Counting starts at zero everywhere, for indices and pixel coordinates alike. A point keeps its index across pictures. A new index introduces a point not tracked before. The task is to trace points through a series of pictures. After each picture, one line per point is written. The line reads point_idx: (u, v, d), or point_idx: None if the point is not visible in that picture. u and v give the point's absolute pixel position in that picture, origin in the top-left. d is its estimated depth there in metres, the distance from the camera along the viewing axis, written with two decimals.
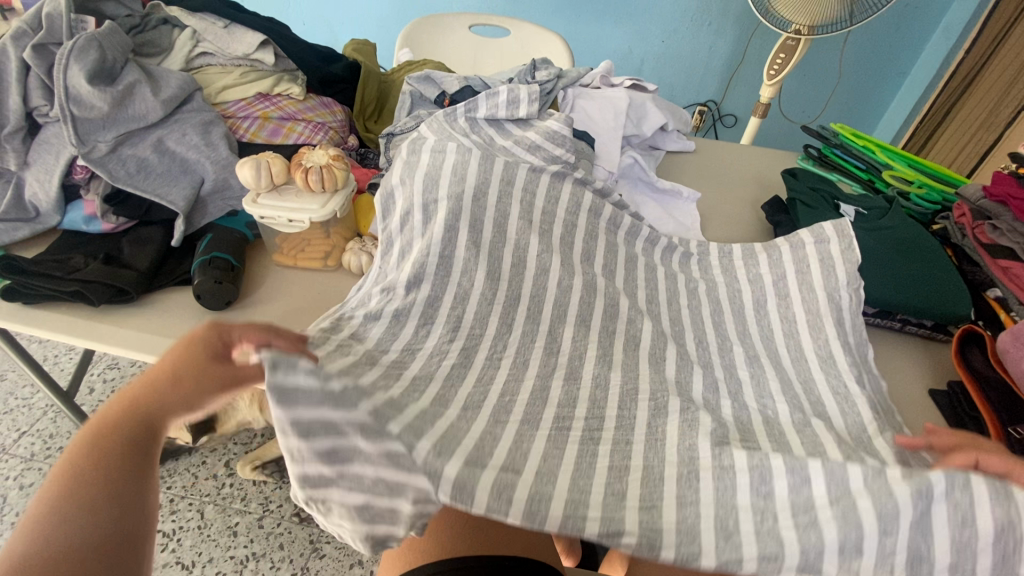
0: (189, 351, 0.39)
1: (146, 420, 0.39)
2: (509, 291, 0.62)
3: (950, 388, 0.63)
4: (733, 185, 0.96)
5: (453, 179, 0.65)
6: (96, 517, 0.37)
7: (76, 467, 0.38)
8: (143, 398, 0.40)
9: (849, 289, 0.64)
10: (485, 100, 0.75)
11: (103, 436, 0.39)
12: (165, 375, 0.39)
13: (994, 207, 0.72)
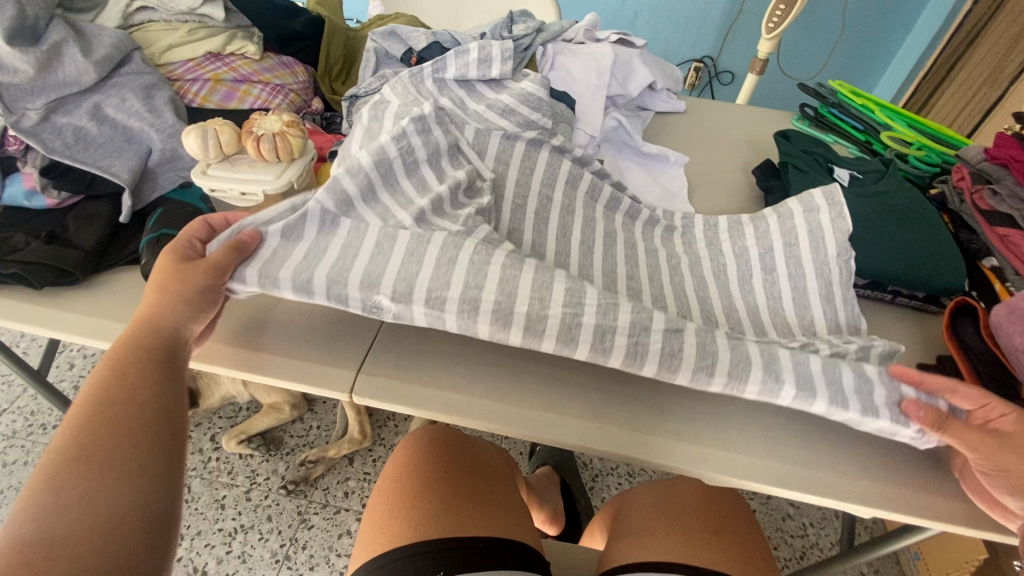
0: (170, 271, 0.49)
1: (145, 362, 0.46)
2: (463, 292, 0.49)
3: (940, 364, 0.60)
4: (723, 148, 0.91)
5: (413, 182, 0.56)
6: (113, 463, 0.41)
7: (81, 431, 0.42)
8: (139, 352, 0.46)
9: (838, 261, 0.62)
10: (454, 59, 0.69)
11: (108, 401, 0.43)
12: (158, 303, 0.48)
13: (995, 170, 0.68)
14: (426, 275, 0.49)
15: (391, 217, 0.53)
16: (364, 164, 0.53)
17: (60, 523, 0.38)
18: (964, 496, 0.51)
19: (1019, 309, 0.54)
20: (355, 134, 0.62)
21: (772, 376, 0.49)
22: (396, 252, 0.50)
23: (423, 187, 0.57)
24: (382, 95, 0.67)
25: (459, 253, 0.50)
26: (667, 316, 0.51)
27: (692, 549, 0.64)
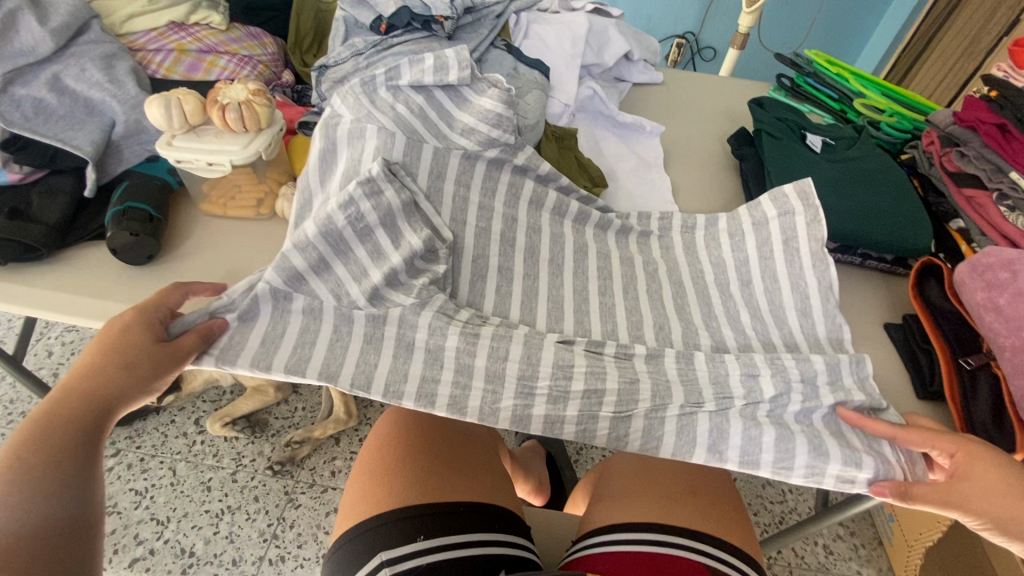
0: (125, 333, 0.46)
1: (70, 432, 0.42)
2: (420, 385, 0.50)
3: (904, 321, 0.61)
4: (700, 118, 0.91)
5: (366, 249, 0.54)
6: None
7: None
8: (70, 418, 0.43)
9: (813, 275, 0.62)
10: (408, 68, 0.63)
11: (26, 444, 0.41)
12: (100, 365, 0.45)
13: (962, 133, 0.68)
14: (386, 366, 0.50)
15: (344, 293, 0.52)
16: (311, 237, 0.52)
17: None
18: None
19: (981, 265, 0.54)
20: (312, 151, 0.59)
21: (716, 454, 0.49)
22: (355, 338, 0.51)
23: (378, 256, 0.54)
24: (333, 109, 0.62)
25: (416, 332, 0.51)
26: (620, 397, 0.51)
27: (670, 510, 0.65)
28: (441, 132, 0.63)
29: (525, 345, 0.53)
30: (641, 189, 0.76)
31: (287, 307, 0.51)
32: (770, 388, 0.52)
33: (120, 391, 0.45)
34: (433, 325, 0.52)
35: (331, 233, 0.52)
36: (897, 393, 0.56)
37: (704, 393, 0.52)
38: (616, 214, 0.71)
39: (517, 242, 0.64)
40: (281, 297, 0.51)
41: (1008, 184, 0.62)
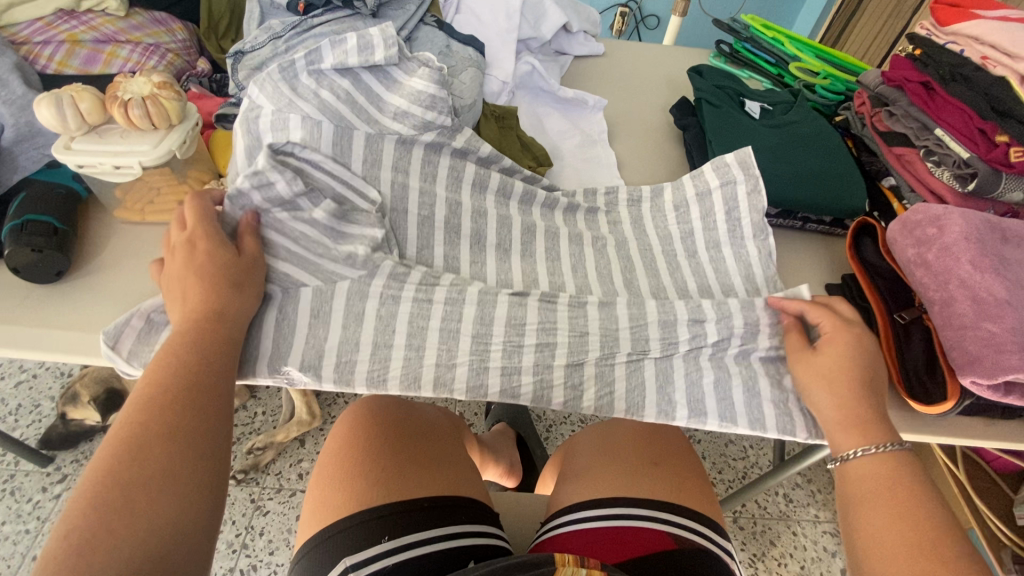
0: (218, 257, 0.48)
1: (206, 339, 0.45)
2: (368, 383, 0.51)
3: (844, 282, 0.62)
4: (643, 88, 0.90)
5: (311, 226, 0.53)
6: (170, 422, 0.39)
7: (143, 398, 0.40)
8: (197, 338, 0.44)
9: (755, 241, 0.63)
10: (329, 49, 0.59)
11: (170, 361, 0.42)
12: (207, 284, 0.47)
13: (891, 93, 0.69)
14: (335, 340, 0.51)
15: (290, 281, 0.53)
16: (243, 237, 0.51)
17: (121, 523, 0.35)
18: None
19: (910, 223, 0.55)
20: (237, 149, 0.57)
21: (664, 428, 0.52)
22: (301, 315, 0.52)
23: (312, 238, 0.53)
24: (250, 100, 0.58)
25: (365, 303, 0.53)
26: (567, 379, 0.53)
27: (631, 483, 0.66)
28: (372, 117, 0.60)
29: (479, 305, 0.54)
30: (585, 164, 0.75)
31: None
32: (714, 332, 0.54)
33: (235, 305, 0.48)
34: (377, 333, 0.52)
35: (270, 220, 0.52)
36: None
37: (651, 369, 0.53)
38: (562, 192, 0.70)
39: (461, 228, 0.62)
40: None
41: (932, 142, 0.63)
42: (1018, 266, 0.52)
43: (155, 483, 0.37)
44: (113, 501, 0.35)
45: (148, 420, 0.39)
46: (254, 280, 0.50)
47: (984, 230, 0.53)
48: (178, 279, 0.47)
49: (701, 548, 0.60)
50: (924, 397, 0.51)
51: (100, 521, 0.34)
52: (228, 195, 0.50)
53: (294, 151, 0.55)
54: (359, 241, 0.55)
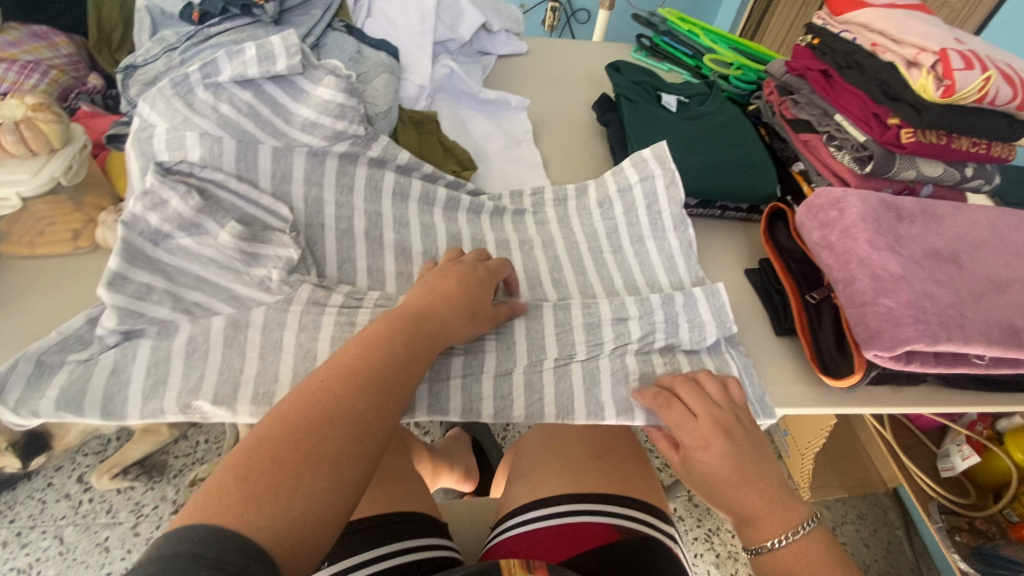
0: (459, 278, 0.52)
1: (424, 348, 0.45)
2: None
3: (761, 266, 0.65)
4: (567, 84, 0.91)
5: (212, 248, 0.52)
6: (364, 409, 0.39)
7: (353, 374, 0.40)
8: (417, 343, 0.45)
9: (676, 232, 0.65)
10: (227, 60, 0.56)
11: (391, 351, 0.43)
12: (442, 302, 0.49)
13: (795, 82, 0.73)
14: (252, 371, 0.50)
15: (199, 309, 0.51)
16: (134, 268, 0.48)
17: (261, 505, 0.33)
18: (789, 380, 0.56)
19: (815, 205, 0.58)
20: (129, 172, 0.53)
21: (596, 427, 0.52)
22: (214, 346, 0.50)
23: (220, 263, 0.52)
24: (141, 118, 0.54)
25: (282, 332, 0.52)
26: (498, 390, 0.53)
27: (576, 479, 0.66)
28: (278, 130, 0.58)
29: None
30: (510, 166, 0.75)
31: (132, 363, 0.49)
32: (637, 329, 0.56)
33: (447, 331, 0.48)
34: (300, 344, 0.52)
35: (166, 240, 0.51)
36: (760, 334, 0.60)
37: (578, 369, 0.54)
38: (488, 196, 0.69)
39: (383, 240, 0.61)
40: (124, 350, 0.49)
41: (833, 127, 0.66)
42: (912, 242, 0.55)
43: (312, 476, 0.35)
44: (270, 475, 0.34)
45: (354, 394, 0.39)
46: (452, 324, 0.49)
47: (880, 210, 0.56)
48: (432, 285, 0.51)
49: (644, 538, 0.61)
50: (829, 372, 0.54)
51: (247, 493, 0.33)
52: (122, 221, 0.49)
53: (193, 171, 0.53)
54: (273, 263, 0.53)
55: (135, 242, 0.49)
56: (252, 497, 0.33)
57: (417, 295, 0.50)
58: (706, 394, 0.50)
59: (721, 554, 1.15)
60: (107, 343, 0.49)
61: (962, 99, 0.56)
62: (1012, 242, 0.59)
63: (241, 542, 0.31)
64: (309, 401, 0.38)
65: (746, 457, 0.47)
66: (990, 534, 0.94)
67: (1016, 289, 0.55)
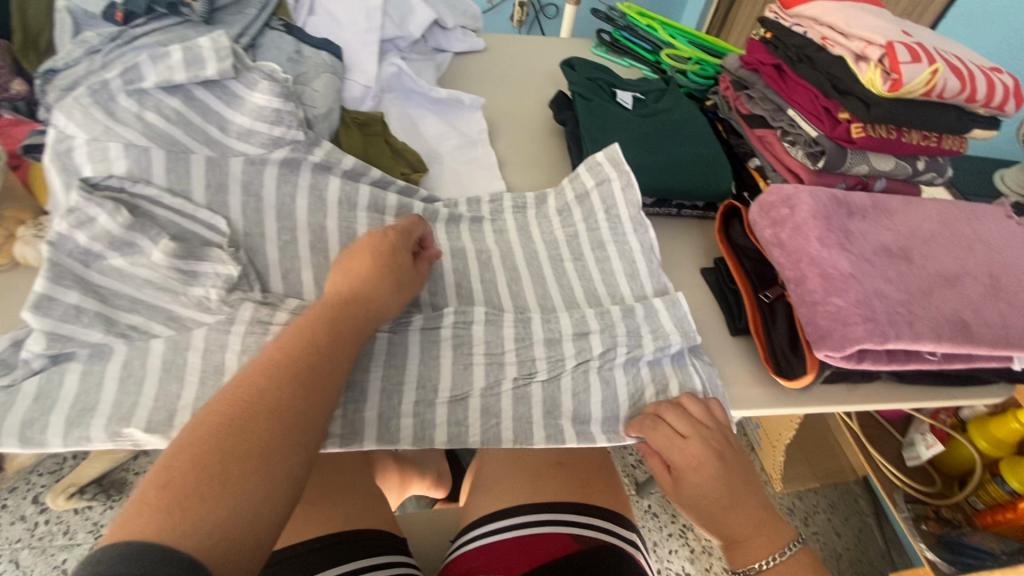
0: (382, 248, 0.50)
1: (350, 327, 0.44)
2: None
3: (717, 265, 0.64)
4: (526, 82, 0.89)
5: (149, 269, 0.47)
6: (291, 394, 0.37)
7: (275, 360, 0.39)
8: (342, 321, 0.44)
9: (637, 236, 0.64)
10: (152, 66, 0.52)
11: (314, 332, 0.42)
12: (366, 278, 0.48)
13: (749, 76, 0.72)
14: (190, 397, 0.46)
15: (135, 330, 0.47)
16: (61, 293, 0.44)
17: (185, 510, 0.31)
18: (745, 382, 0.55)
19: (767, 202, 0.57)
20: (52, 186, 0.48)
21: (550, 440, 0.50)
22: (151, 371, 0.46)
23: (156, 284, 0.47)
24: (58, 128, 0.49)
25: (225, 355, 0.48)
26: (448, 407, 0.51)
27: (536, 487, 0.64)
28: (211, 138, 0.54)
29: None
30: (465, 168, 0.72)
31: (58, 390, 0.45)
32: (598, 343, 0.54)
33: (374, 307, 0.47)
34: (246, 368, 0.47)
35: (98, 262, 0.46)
36: (716, 334, 0.59)
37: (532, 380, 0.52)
38: (442, 201, 0.66)
39: (330, 251, 0.56)
40: (50, 377, 0.45)
41: (786, 122, 0.66)
42: (862, 239, 0.54)
43: (239, 473, 0.33)
44: (192, 478, 0.32)
45: (279, 380, 0.37)
46: (379, 297, 0.47)
47: (831, 207, 0.55)
48: (354, 260, 0.49)
49: (599, 546, 0.59)
50: (780, 373, 0.54)
51: (169, 500, 0.31)
52: (47, 242, 0.44)
53: (123, 186, 0.48)
54: (211, 282, 0.48)
55: (61, 265, 0.44)
56: (175, 502, 0.31)
57: (339, 273, 0.48)
58: (694, 416, 0.49)
59: (696, 548, 1.15)
60: (32, 368, 0.45)
61: (908, 93, 0.55)
62: (963, 235, 0.58)
63: (167, 550, 0.30)
64: (228, 399, 0.36)
65: (731, 479, 0.47)
66: (954, 521, 0.96)
67: (967, 283, 0.55)
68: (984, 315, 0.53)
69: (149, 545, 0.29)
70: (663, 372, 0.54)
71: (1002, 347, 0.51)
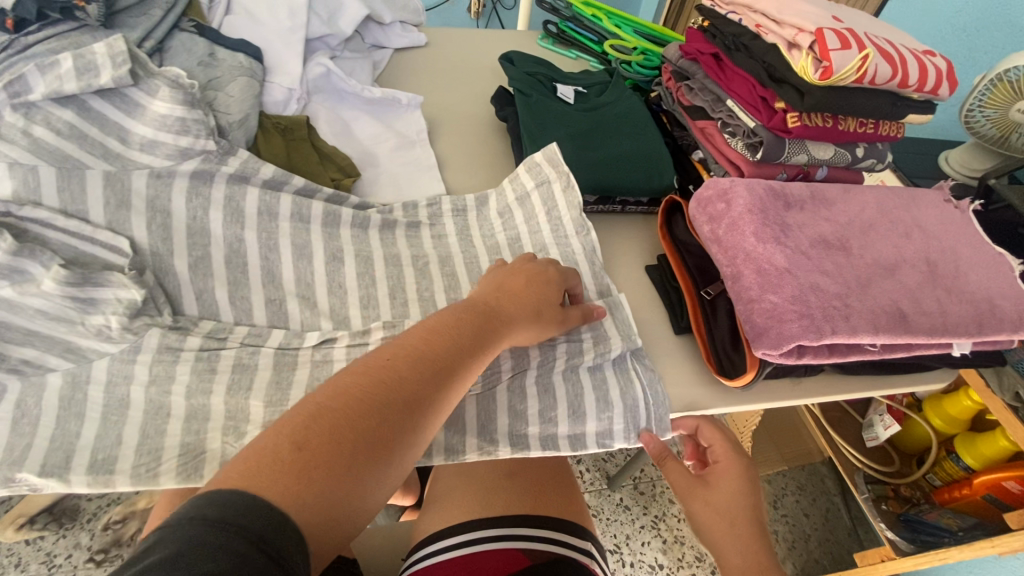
0: (534, 274, 0.51)
1: (488, 340, 0.43)
2: (135, 458, 0.42)
3: (660, 261, 0.63)
4: (469, 77, 0.86)
5: (41, 298, 0.43)
6: (423, 398, 0.37)
7: (420, 359, 0.38)
8: (483, 334, 0.43)
9: (578, 238, 0.61)
10: (39, 76, 0.47)
11: (456, 341, 0.41)
12: (517, 300, 0.48)
13: (689, 67, 0.71)
14: (91, 435, 0.42)
15: (31, 366, 0.44)
16: None
17: (311, 478, 0.31)
18: (688, 382, 0.54)
19: (704, 198, 0.56)
20: None
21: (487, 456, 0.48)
22: (47, 409, 0.43)
23: (50, 314, 0.44)
24: None
25: (129, 387, 0.44)
26: None
27: (484, 499, 0.61)
28: (111, 151, 0.50)
29: (274, 369, 0.47)
30: (403, 170, 0.69)
31: None
32: (536, 352, 0.52)
33: (518, 327, 0.46)
34: (152, 402, 0.44)
35: None
36: (660, 335, 0.58)
37: (470, 397, 0.50)
38: (378, 205, 0.63)
39: (250, 265, 0.53)
40: None
41: (725, 113, 0.64)
42: (799, 231, 0.54)
43: (367, 460, 0.33)
44: (326, 453, 0.32)
45: (415, 374, 0.37)
46: (522, 321, 0.47)
47: (767, 200, 0.54)
48: (512, 280, 0.49)
49: (554, 560, 0.56)
50: (723, 374, 0.53)
51: (300, 467, 0.30)
52: None
53: (9, 210, 0.45)
54: (112, 308, 0.44)
55: None
56: (303, 471, 0.30)
57: (496, 289, 0.48)
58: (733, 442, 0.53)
59: (667, 539, 1.14)
60: None
61: (840, 81, 0.53)
62: (901, 222, 0.58)
63: (281, 519, 0.29)
64: (370, 379, 0.36)
65: (752, 498, 0.49)
66: (914, 500, 0.96)
67: (903, 271, 0.54)
68: (922, 304, 0.52)
69: (256, 498, 0.29)
70: (606, 377, 0.52)
71: (939, 335, 0.51)
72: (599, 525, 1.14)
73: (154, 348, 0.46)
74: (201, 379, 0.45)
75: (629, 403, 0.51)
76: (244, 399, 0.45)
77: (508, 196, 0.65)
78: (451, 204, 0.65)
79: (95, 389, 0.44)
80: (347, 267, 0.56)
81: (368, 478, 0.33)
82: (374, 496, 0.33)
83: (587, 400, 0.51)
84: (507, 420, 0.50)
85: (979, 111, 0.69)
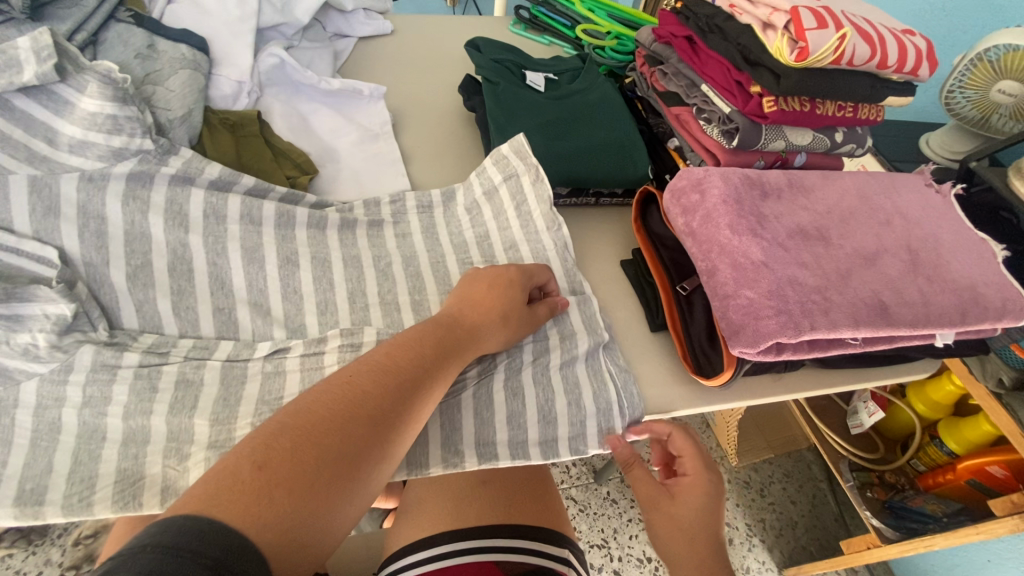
0: (499, 273, 0.48)
1: (454, 349, 0.41)
2: (68, 486, 0.39)
3: (635, 256, 0.60)
4: (437, 66, 0.82)
5: None
6: (391, 411, 0.34)
7: (384, 370, 0.36)
8: (448, 343, 0.41)
9: (550, 233, 0.58)
10: None
11: (421, 350, 0.39)
12: (481, 304, 0.46)
13: (662, 51, 0.68)
14: (19, 464, 0.39)
15: None
16: None
17: (274, 499, 0.28)
18: (664, 382, 0.52)
19: (677, 188, 0.53)
20: None
21: (452, 469, 0.46)
22: None
23: None
24: None
25: (62, 410, 0.41)
26: None
27: (455, 510, 0.58)
28: (38, 153, 0.46)
29: (222, 384, 0.45)
30: (365, 165, 0.66)
31: None
32: (502, 356, 0.50)
33: (481, 335, 0.44)
34: (86, 426, 0.41)
35: None
36: (635, 332, 0.56)
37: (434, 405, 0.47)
38: (337, 203, 0.59)
39: (195, 272, 0.49)
40: None
41: (700, 99, 0.62)
42: (776, 222, 0.51)
43: (334, 478, 0.30)
44: (291, 472, 0.29)
45: (381, 386, 0.35)
46: (485, 325, 0.45)
47: (742, 189, 0.52)
48: (473, 284, 0.48)
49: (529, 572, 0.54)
50: (700, 374, 0.51)
51: (260, 486, 0.28)
52: None
53: None
54: (38, 326, 0.41)
55: None
56: (264, 489, 0.28)
57: (458, 297, 0.46)
58: (702, 448, 0.49)
59: None
60: None
61: (818, 62, 0.50)
62: (881, 210, 0.56)
63: (241, 545, 0.26)
64: (332, 394, 0.33)
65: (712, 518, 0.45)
66: (899, 486, 0.95)
67: (885, 261, 0.52)
68: (903, 294, 0.50)
69: (214, 525, 0.25)
70: (578, 380, 0.50)
71: (921, 326, 0.49)
72: (587, 520, 1.13)
73: (86, 366, 0.42)
74: (141, 398, 0.42)
75: (602, 407, 0.49)
76: (188, 419, 0.42)
77: (475, 191, 0.62)
78: (415, 200, 0.61)
79: (24, 413, 0.41)
80: (303, 272, 0.52)
81: (337, 496, 0.30)
82: (345, 515, 0.30)
83: (558, 404, 0.48)
84: (473, 430, 0.47)
85: (959, 92, 0.67)
